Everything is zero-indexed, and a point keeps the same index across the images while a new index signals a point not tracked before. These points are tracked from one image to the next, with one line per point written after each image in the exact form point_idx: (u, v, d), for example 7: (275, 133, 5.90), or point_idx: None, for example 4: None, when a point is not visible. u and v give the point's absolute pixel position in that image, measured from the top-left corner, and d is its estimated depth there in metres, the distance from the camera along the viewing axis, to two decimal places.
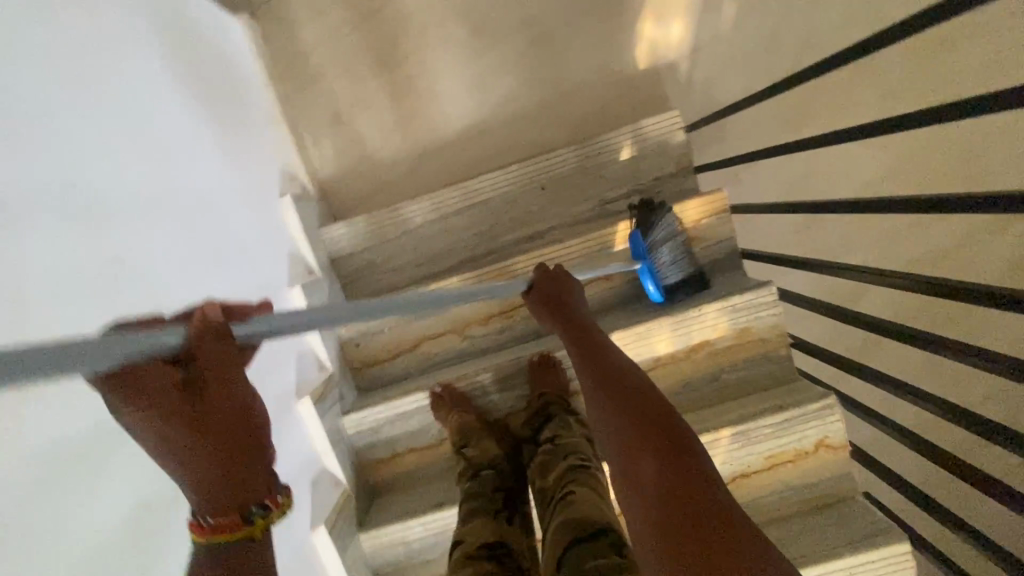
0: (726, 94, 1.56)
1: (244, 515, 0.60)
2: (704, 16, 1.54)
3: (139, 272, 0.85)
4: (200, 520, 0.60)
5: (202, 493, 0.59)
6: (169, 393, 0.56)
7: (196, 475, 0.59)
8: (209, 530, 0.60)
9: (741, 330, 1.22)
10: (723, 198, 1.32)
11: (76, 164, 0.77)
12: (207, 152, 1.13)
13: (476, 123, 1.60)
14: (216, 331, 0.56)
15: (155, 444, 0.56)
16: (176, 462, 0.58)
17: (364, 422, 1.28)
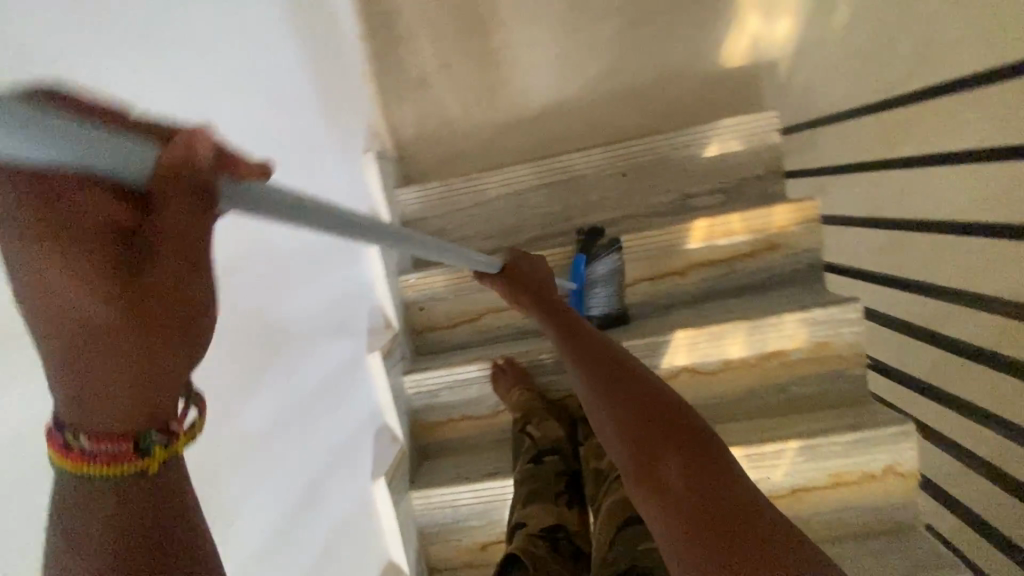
0: (826, 100, 1.50)
1: (138, 443, 0.35)
2: (814, 15, 1.47)
3: None
4: (62, 436, 0.34)
5: (82, 403, 0.33)
6: (81, 234, 0.29)
7: (82, 373, 0.33)
8: (72, 456, 0.34)
9: (819, 344, 1.19)
10: (814, 206, 1.27)
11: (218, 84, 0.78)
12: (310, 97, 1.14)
13: (561, 101, 1.57)
14: (208, 187, 0.31)
15: (37, 303, 0.30)
16: (62, 345, 0.32)
17: (424, 384, 1.29)
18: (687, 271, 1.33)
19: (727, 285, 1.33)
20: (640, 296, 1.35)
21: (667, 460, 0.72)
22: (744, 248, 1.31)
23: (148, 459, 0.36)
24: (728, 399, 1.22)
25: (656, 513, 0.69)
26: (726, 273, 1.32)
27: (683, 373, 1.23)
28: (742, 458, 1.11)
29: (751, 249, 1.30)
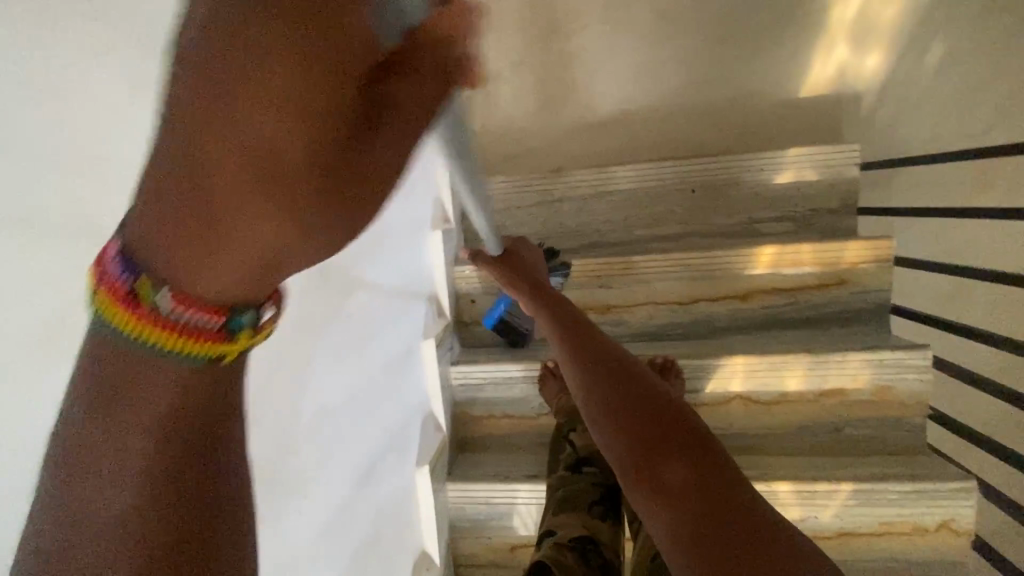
0: (906, 140, 1.47)
1: (224, 320, 0.34)
2: (906, 52, 1.44)
3: None
4: (130, 280, 0.31)
5: (176, 246, 0.31)
6: (295, 76, 0.30)
7: (192, 208, 0.31)
8: (135, 308, 0.32)
9: (881, 388, 1.15)
10: (889, 245, 1.24)
11: None
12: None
13: (634, 110, 1.55)
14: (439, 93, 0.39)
15: (212, 116, 0.30)
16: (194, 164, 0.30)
17: (469, 377, 1.29)
18: (747, 296, 1.31)
19: (788, 315, 1.30)
20: (696, 316, 1.33)
21: (671, 464, 0.71)
22: (811, 279, 1.28)
23: (218, 343, 0.34)
24: (779, 431, 1.19)
25: (656, 518, 0.67)
26: (789, 303, 1.30)
27: (735, 399, 1.20)
28: (791, 493, 1.09)
29: (817, 282, 1.27)
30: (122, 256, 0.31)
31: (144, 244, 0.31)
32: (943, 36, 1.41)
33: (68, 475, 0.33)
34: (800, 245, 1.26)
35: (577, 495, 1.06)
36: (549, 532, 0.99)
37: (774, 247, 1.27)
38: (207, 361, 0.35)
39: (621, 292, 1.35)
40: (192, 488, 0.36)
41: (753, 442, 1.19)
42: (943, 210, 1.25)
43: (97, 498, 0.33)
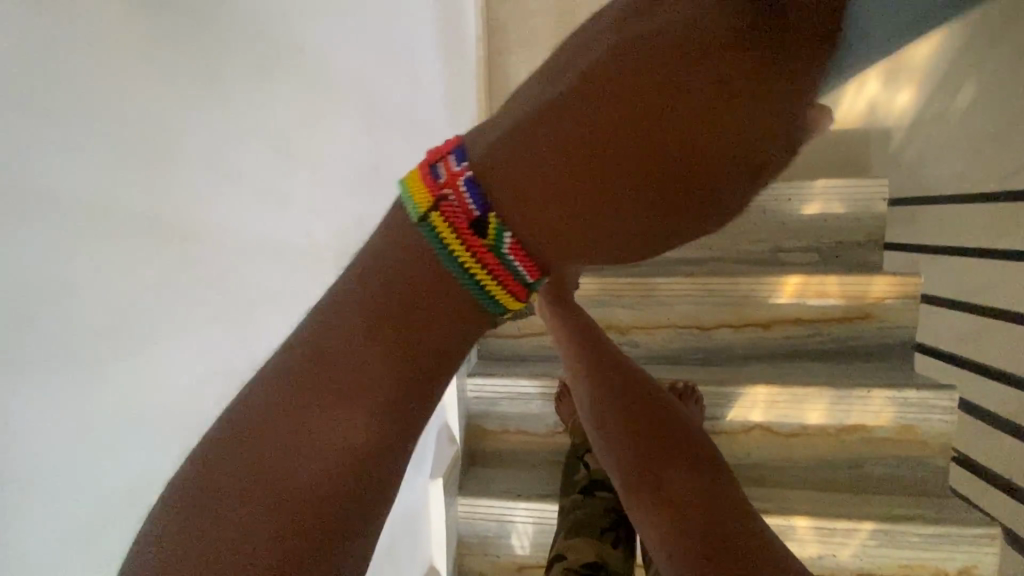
0: (933, 178, 1.47)
1: (532, 281, 0.33)
2: (937, 91, 1.44)
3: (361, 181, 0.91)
4: (478, 212, 0.32)
5: (523, 193, 0.32)
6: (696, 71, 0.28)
7: (572, 165, 0.30)
8: (472, 238, 0.32)
9: (904, 426, 1.14)
10: (916, 283, 1.23)
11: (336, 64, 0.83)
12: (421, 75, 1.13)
13: None
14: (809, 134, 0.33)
15: (615, 84, 0.29)
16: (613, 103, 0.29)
17: (485, 390, 1.28)
18: (770, 324, 1.30)
19: (809, 346, 1.29)
20: (717, 342, 1.32)
21: (674, 479, 0.68)
22: (835, 312, 1.27)
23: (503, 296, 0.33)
24: (798, 464, 1.17)
25: (656, 531, 0.65)
26: (811, 334, 1.29)
27: (754, 429, 1.19)
28: (809, 529, 1.06)
29: (842, 314, 1.26)
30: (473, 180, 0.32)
31: (500, 176, 0.32)
32: (975, 77, 1.42)
33: (249, 414, 0.33)
34: (827, 276, 1.26)
35: (589, 519, 1.02)
36: (558, 556, 0.96)
37: (801, 277, 1.26)
38: (493, 311, 0.34)
39: (642, 313, 1.34)
40: (375, 461, 0.34)
41: (771, 474, 1.17)
42: (972, 251, 1.24)
43: (288, 452, 0.32)
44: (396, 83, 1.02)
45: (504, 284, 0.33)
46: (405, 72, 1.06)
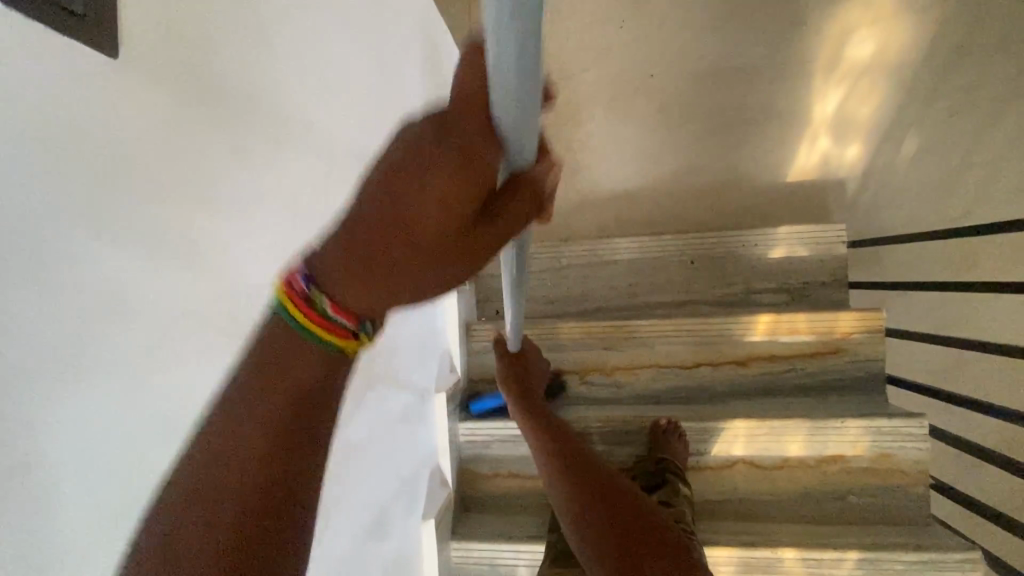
0: (890, 222, 1.59)
1: (355, 326, 0.45)
2: (883, 145, 1.59)
3: None
4: (307, 290, 0.43)
5: (339, 270, 0.43)
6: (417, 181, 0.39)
7: (367, 237, 0.40)
8: (306, 307, 0.43)
9: (881, 455, 1.18)
10: (880, 318, 1.31)
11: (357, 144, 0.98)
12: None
13: (637, 188, 1.69)
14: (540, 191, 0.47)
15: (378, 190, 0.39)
16: (382, 202, 0.39)
17: (477, 433, 1.32)
18: (748, 362, 1.36)
19: (788, 382, 1.35)
20: (698, 379, 1.38)
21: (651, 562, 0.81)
22: (807, 347, 1.34)
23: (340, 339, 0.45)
24: (783, 497, 1.21)
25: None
26: (787, 369, 1.35)
27: (739, 463, 1.22)
28: (798, 562, 1.08)
29: (813, 349, 1.33)
30: (309, 274, 0.43)
31: (324, 271, 0.43)
32: (916, 132, 1.57)
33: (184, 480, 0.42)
34: (796, 314, 1.33)
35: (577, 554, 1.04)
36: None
37: (772, 315, 1.33)
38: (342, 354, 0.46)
39: (625, 354, 1.41)
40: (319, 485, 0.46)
41: (758, 509, 1.20)
42: (929, 285, 1.33)
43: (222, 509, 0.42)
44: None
45: (339, 332, 0.44)
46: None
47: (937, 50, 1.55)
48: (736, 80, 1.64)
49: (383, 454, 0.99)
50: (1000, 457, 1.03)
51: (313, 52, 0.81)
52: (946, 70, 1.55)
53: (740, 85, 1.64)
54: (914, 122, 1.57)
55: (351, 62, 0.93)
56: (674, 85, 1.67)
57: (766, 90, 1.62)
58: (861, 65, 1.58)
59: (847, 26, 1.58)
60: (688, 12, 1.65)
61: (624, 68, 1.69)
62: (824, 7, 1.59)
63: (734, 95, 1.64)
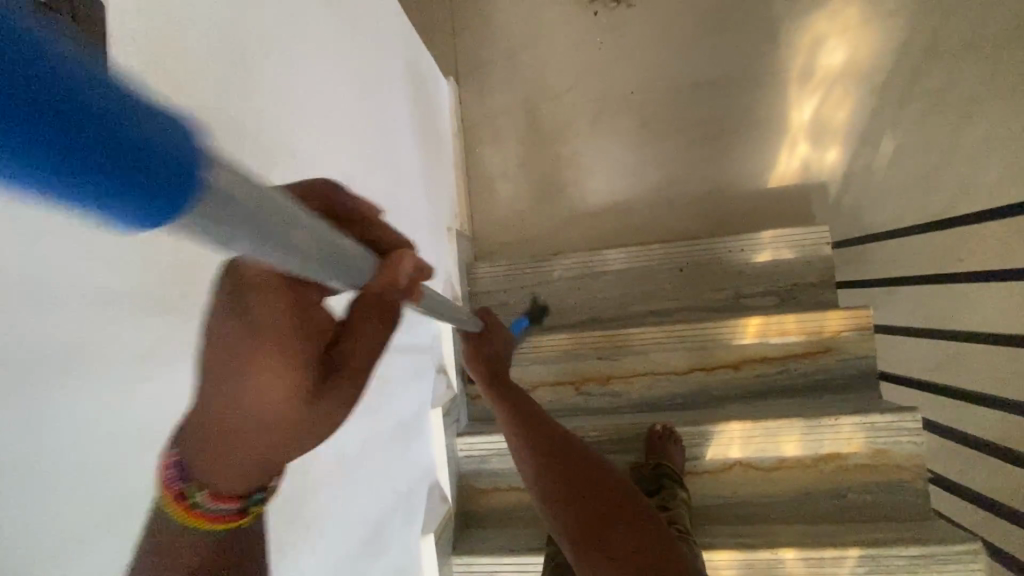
0: (873, 222, 1.61)
1: (240, 503, 0.51)
2: (861, 147, 1.63)
3: None
4: (180, 484, 0.47)
5: (205, 450, 0.49)
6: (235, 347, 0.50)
7: (214, 415, 0.50)
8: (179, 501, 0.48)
9: (877, 451, 1.18)
10: (868, 315, 1.32)
11: (349, 168, 1.03)
12: (404, 162, 1.31)
13: (623, 201, 1.73)
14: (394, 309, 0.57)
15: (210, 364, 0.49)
16: (211, 373, 0.50)
17: (475, 448, 1.33)
18: (740, 365, 1.38)
19: (781, 383, 1.36)
20: (693, 384, 1.39)
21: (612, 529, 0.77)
22: (798, 348, 1.35)
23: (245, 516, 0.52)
24: (782, 498, 1.21)
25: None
26: (779, 371, 1.36)
27: (736, 466, 1.23)
28: (798, 561, 1.08)
29: (805, 349, 1.35)
30: (182, 475, 0.47)
31: (196, 468, 0.48)
32: (892, 134, 1.61)
33: None
34: (784, 315, 1.35)
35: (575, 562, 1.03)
36: None
37: (760, 317, 1.35)
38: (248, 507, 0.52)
39: (619, 363, 1.42)
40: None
41: (757, 511, 1.20)
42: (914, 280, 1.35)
43: None
44: (384, 171, 1.19)
45: (222, 513, 0.50)
46: (392, 162, 1.24)
47: (905, 54, 1.60)
48: (713, 93, 1.69)
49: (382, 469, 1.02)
50: (993, 445, 1.04)
51: (298, 78, 0.87)
52: (916, 73, 1.59)
53: (718, 97, 1.69)
54: (889, 124, 1.61)
55: (334, 88, 0.99)
56: (654, 101, 1.72)
57: (743, 101, 1.68)
58: (833, 73, 1.64)
59: (817, 37, 1.64)
60: (663, 32, 1.72)
61: (605, 87, 1.75)
62: (793, 20, 1.65)
63: (713, 107, 1.69)
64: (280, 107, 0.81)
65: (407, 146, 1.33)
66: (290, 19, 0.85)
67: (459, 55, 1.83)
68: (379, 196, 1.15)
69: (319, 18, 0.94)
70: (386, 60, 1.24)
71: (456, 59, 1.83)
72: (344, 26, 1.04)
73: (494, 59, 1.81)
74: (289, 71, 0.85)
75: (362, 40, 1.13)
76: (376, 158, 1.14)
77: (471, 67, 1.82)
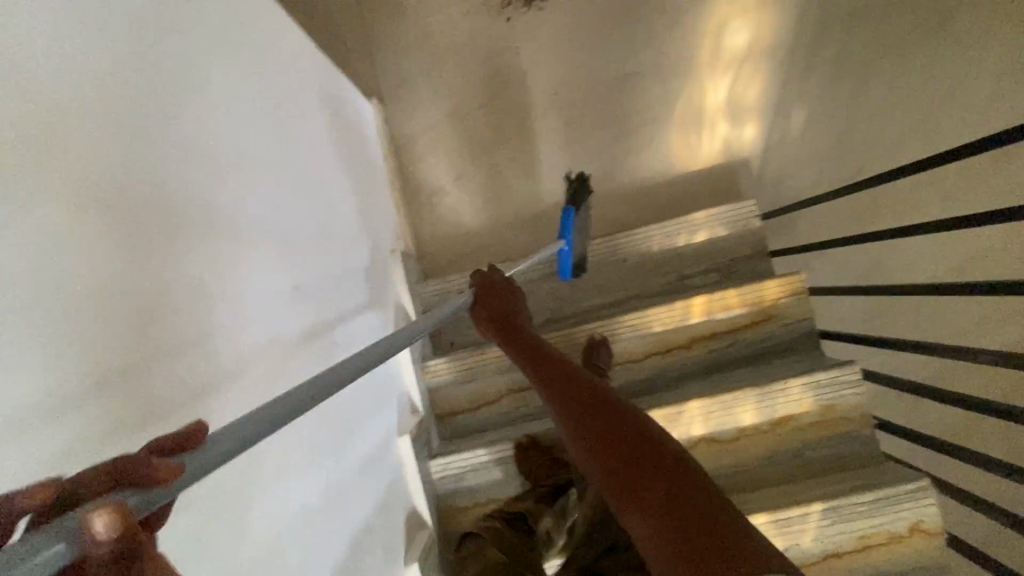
0: (796, 189, 1.70)
1: None
2: (776, 120, 1.71)
3: (311, 299, 1.06)
4: None
5: None
6: None
7: None
8: None
9: (826, 407, 1.25)
10: (801, 280, 1.40)
11: (283, 210, 1.02)
12: (335, 193, 1.29)
13: (561, 200, 1.76)
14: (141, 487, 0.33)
15: None
16: None
17: (449, 468, 1.33)
18: (692, 344, 1.43)
19: (731, 355, 1.42)
20: (651, 370, 1.44)
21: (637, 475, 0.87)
22: (742, 320, 1.42)
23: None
24: (748, 466, 1.26)
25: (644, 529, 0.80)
26: (729, 344, 1.42)
27: (701, 443, 1.28)
28: (768, 525, 1.13)
29: (749, 320, 1.41)
30: None
31: None
32: (801, 104, 1.70)
33: None
34: (726, 290, 1.41)
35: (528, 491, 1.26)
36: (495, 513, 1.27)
37: (704, 296, 1.41)
38: None
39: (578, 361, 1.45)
40: None
41: (726, 482, 1.26)
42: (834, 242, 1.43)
43: None
44: (316, 207, 1.17)
45: None
46: (323, 198, 1.22)
47: (803, 27, 1.68)
48: (632, 85, 1.74)
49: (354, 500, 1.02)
50: (924, 388, 1.12)
51: (209, 131, 0.83)
52: (814, 45, 1.69)
53: (638, 89, 1.74)
54: (798, 96, 1.70)
55: (249, 132, 0.96)
56: (577, 99, 1.76)
57: (661, 89, 1.73)
58: (739, 53, 1.71)
59: (721, 20, 1.71)
60: (576, 31, 1.75)
61: (528, 92, 1.77)
62: (697, 6, 1.72)
63: (634, 99, 1.74)
64: (196, 164, 0.78)
65: (335, 177, 1.31)
66: (189, 69, 0.81)
67: (378, 75, 1.81)
68: (315, 236, 1.13)
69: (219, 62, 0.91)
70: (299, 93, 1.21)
71: (376, 80, 1.80)
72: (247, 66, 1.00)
73: (415, 76, 1.81)
74: (199, 124, 0.81)
75: (276, 77, 1.11)
76: (305, 196, 1.13)
77: (393, 85, 1.81)
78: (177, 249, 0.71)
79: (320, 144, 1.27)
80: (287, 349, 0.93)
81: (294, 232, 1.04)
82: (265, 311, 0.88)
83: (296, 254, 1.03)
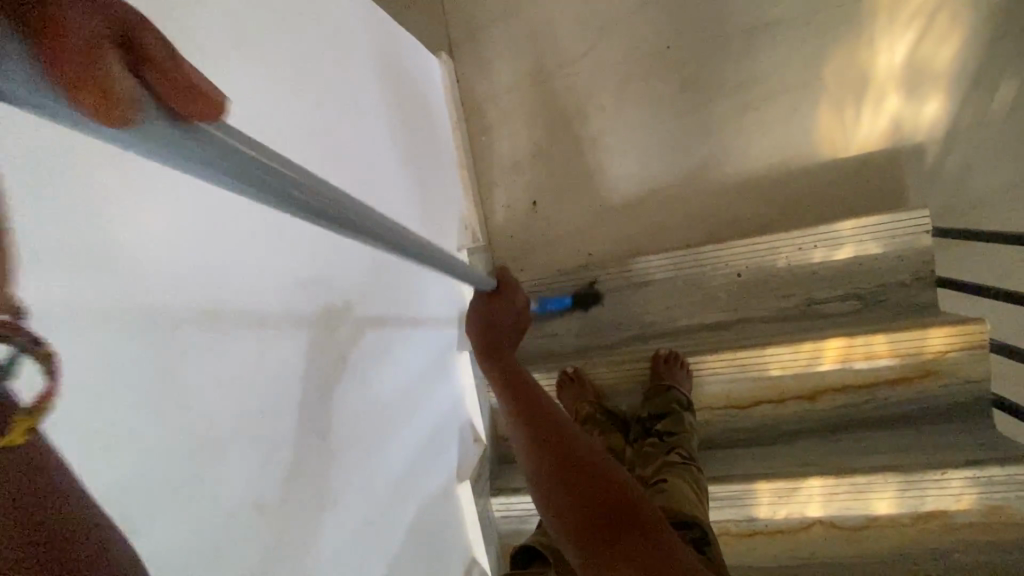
0: (984, 191, 1.28)
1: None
2: (972, 91, 1.26)
3: (364, 361, 0.85)
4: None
5: None
6: None
7: None
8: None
9: (991, 509, 0.99)
10: (982, 331, 1.05)
11: (335, 243, 0.80)
12: (397, 194, 1.04)
13: (661, 188, 1.45)
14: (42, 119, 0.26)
15: None
16: None
17: (512, 509, 1.22)
18: (816, 396, 1.16)
19: (867, 414, 1.14)
20: (759, 420, 1.19)
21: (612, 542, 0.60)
22: (890, 374, 1.12)
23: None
24: (870, 557, 1.06)
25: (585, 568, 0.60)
26: (866, 401, 1.14)
27: (816, 524, 1.07)
28: None
29: (899, 375, 1.11)
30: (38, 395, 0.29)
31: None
32: (1016, 72, 1.23)
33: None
34: (873, 335, 1.10)
35: None
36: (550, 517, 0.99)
37: (842, 341, 1.11)
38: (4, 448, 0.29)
39: None
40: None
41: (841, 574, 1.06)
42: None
43: None
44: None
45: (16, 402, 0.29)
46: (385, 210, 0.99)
47: None
48: (769, 38, 1.33)
49: (439, 544, 1.03)
50: None
51: None
52: None
53: (778, 43, 1.33)
54: (1014, 58, 1.23)
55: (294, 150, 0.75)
56: (694, 55, 1.38)
57: (811, 46, 1.32)
58: None
59: None
60: None
61: (630, 45, 1.41)
62: None
63: (772, 56, 1.34)
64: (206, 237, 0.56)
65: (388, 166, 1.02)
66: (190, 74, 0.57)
67: (451, 23, 1.50)
68: (376, 266, 0.92)
69: (255, 73, 0.69)
70: (332, 47, 0.89)
71: (447, 30, 1.50)
72: (294, 62, 0.78)
73: (492, 24, 1.48)
74: None
75: (325, 56, 0.87)
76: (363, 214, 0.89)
77: (466, 36, 1.50)
78: (192, 369, 0.53)
79: (381, 131, 1.02)
80: (331, 443, 0.74)
81: (328, 238, 0.78)
82: (298, 404, 0.68)
83: (322, 270, 0.76)
